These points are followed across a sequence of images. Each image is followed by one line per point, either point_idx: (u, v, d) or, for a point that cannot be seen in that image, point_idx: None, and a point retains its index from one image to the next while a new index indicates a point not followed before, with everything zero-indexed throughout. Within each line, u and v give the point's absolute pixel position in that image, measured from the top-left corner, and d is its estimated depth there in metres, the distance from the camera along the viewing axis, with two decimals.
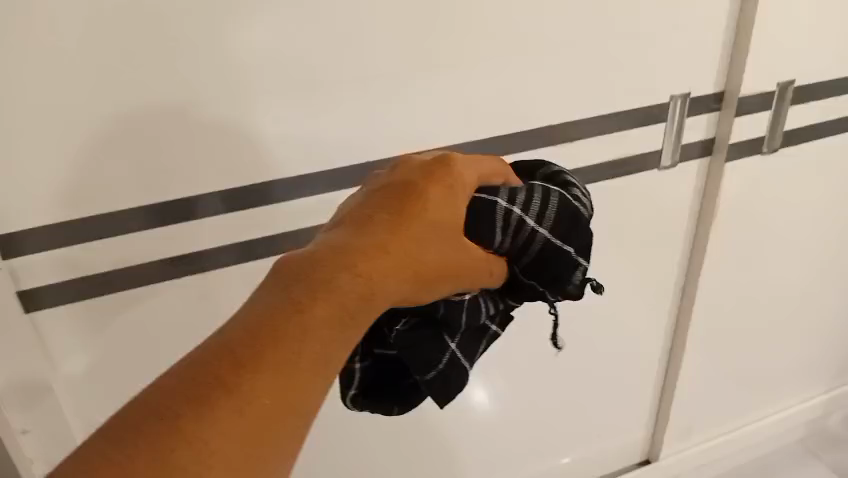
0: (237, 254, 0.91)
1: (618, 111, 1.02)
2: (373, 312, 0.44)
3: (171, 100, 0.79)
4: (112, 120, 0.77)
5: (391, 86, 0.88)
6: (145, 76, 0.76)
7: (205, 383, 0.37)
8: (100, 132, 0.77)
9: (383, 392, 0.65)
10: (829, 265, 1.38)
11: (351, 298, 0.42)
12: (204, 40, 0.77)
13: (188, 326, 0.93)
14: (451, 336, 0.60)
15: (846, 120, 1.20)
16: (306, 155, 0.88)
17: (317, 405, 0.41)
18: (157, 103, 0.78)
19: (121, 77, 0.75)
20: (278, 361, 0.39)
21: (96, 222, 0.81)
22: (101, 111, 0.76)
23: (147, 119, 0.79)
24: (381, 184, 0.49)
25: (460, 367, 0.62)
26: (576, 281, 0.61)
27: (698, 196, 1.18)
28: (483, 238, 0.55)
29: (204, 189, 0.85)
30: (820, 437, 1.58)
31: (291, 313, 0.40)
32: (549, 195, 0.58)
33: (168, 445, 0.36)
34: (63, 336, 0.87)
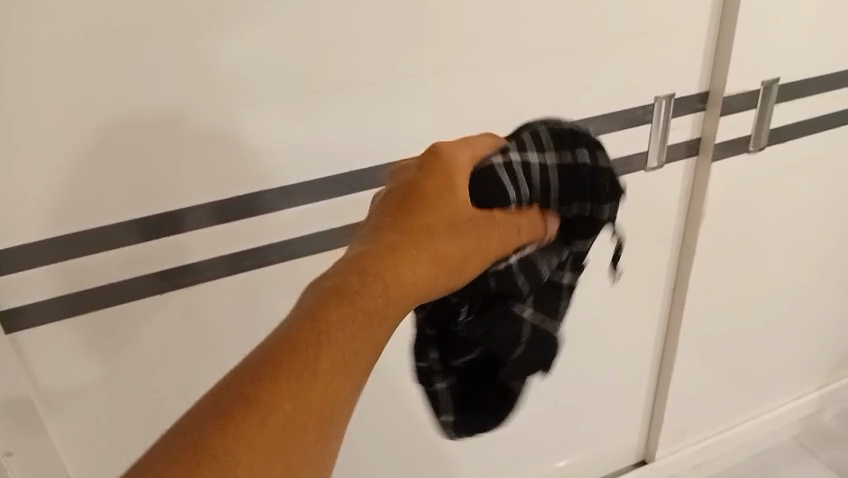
0: (225, 266, 0.90)
1: (603, 114, 1.02)
2: (396, 311, 0.47)
3: (164, 109, 0.78)
4: (96, 134, 0.76)
5: (374, 95, 0.88)
6: (138, 86, 0.76)
7: (230, 396, 0.40)
8: (84, 146, 0.77)
9: (480, 404, 0.74)
10: (819, 262, 1.39)
11: (371, 301, 0.45)
12: (186, 52, 0.77)
13: (179, 340, 0.92)
14: (520, 303, 0.65)
15: (830, 117, 1.21)
16: (292, 166, 0.88)
17: (343, 406, 0.43)
18: (141, 116, 0.78)
19: (104, 91, 0.75)
20: (298, 369, 0.41)
21: (81, 237, 0.81)
22: (95, 121, 0.76)
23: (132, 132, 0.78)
24: (390, 193, 0.52)
25: (544, 329, 0.69)
26: (610, 201, 0.64)
27: (686, 196, 1.18)
28: (506, 202, 0.56)
29: (190, 201, 0.84)
30: (815, 435, 1.58)
31: (313, 323, 0.43)
32: (534, 134, 0.62)
33: (196, 460, 0.38)
34: (51, 355, 0.86)
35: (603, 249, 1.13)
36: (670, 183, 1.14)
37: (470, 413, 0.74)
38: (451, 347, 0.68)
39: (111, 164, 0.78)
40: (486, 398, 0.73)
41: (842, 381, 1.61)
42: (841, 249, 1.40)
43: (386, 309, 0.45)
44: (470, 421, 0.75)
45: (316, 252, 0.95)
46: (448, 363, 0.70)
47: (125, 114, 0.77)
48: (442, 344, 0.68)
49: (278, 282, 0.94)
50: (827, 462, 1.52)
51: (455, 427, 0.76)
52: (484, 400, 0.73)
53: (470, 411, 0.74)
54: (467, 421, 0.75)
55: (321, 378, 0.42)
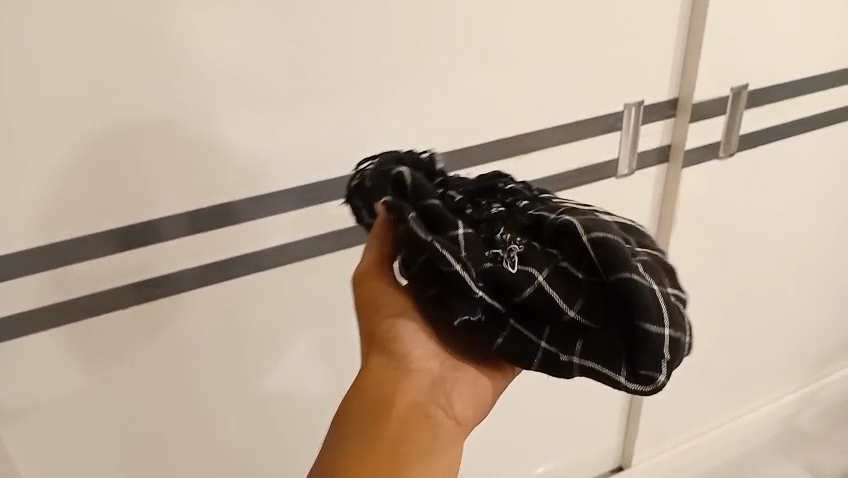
0: (193, 281, 0.87)
1: (573, 121, 1.02)
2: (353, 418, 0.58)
3: (132, 119, 0.77)
4: (55, 146, 0.75)
5: (343, 105, 0.86)
6: (105, 95, 0.75)
7: None
8: (44, 157, 0.75)
9: (635, 310, 0.52)
10: (792, 266, 1.39)
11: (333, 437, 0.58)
12: (148, 61, 0.75)
13: (150, 358, 0.89)
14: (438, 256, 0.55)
15: (800, 122, 1.22)
16: (258, 178, 0.85)
17: None
18: (102, 125, 0.76)
19: (62, 99, 0.73)
20: None
21: (42, 252, 0.78)
22: (64, 130, 0.74)
23: (94, 143, 0.76)
24: None
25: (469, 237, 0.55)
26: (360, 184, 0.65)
27: (658, 202, 1.18)
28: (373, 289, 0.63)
29: (157, 213, 0.82)
30: (795, 437, 1.58)
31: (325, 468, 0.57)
32: None
33: None
34: (12, 375, 0.83)
35: (610, 189, 1.10)
36: (641, 189, 1.14)
37: (642, 334, 0.53)
38: (553, 322, 0.56)
39: (78, 176, 0.77)
40: (643, 289, 0.53)
41: (820, 383, 1.61)
42: (814, 252, 1.41)
43: (374, 414, 0.58)
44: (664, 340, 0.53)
45: (289, 263, 0.92)
46: (565, 334, 0.56)
47: (93, 124, 0.75)
48: (543, 337, 0.56)
49: (249, 294, 0.92)
50: (805, 464, 1.52)
51: (660, 362, 0.53)
52: (640, 303, 0.52)
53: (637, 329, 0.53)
54: (664, 344, 0.53)
55: None
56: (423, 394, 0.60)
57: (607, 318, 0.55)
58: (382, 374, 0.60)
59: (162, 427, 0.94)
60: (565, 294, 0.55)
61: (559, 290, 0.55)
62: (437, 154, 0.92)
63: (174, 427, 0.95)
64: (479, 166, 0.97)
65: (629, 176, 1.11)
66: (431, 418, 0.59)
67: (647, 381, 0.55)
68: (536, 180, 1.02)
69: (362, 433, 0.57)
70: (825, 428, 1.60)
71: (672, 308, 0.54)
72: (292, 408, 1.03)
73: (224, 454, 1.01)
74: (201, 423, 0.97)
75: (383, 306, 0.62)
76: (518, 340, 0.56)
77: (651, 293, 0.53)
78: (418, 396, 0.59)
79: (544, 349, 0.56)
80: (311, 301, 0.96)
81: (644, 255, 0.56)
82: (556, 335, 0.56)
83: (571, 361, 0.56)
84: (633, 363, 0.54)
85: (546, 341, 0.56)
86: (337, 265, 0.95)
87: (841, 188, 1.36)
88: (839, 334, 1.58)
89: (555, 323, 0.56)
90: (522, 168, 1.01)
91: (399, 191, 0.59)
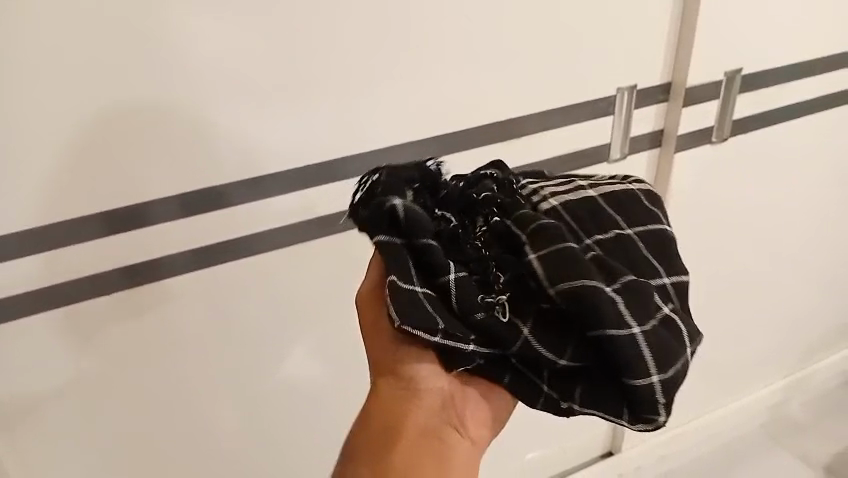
0: (183, 267, 0.86)
1: (566, 106, 1.01)
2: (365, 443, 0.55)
3: (121, 99, 0.74)
4: (41, 126, 0.72)
5: (335, 88, 0.84)
6: (90, 76, 0.72)
7: None
8: (29, 139, 0.72)
9: (621, 365, 0.52)
10: (784, 254, 1.39)
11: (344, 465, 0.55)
12: (138, 40, 0.73)
13: (141, 343, 0.88)
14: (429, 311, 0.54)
15: (793, 108, 1.21)
16: (247, 162, 0.83)
17: None
18: (90, 105, 0.73)
19: (48, 78, 0.71)
20: None
21: (26, 236, 0.76)
22: (47, 111, 0.72)
23: (82, 123, 0.74)
24: None
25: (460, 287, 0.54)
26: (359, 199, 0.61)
27: (649, 187, 1.17)
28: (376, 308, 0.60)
29: (147, 196, 0.80)
30: (783, 423, 1.59)
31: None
32: None
33: None
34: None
35: (603, 174, 1.09)
36: (633, 175, 1.13)
37: (633, 385, 0.53)
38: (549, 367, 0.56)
39: (61, 159, 0.74)
40: (624, 344, 0.52)
41: (806, 371, 1.62)
42: (806, 239, 1.41)
43: (386, 442, 0.54)
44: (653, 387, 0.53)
45: (277, 250, 0.90)
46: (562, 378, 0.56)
47: (78, 105, 0.73)
48: (544, 380, 0.57)
49: (238, 283, 0.90)
50: (793, 450, 1.53)
51: (657, 405, 0.54)
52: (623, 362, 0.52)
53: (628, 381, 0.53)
54: (655, 392, 0.53)
55: None
56: (431, 418, 0.56)
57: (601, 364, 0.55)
58: (391, 401, 0.56)
59: (149, 419, 0.92)
60: (555, 343, 0.54)
61: (549, 338, 0.54)
62: (426, 140, 0.93)
63: (162, 419, 0.93)
64: (470, 151, 0.96)
65: (621, 161, 1.10)
66: (446, 444, 0.56)
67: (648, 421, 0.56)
68: (528, 165, 1.01)
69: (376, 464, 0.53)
70: (812, 416, 1.60)
71: (663, 357, 0.53)
72: (279, 396, 1.01)
73: (214, 447, 1.00)
74: (190, 415, 0.95)
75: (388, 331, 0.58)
76: (520, 382, 0.57)
77: (634, 346, 0.52)
78: (430, 423, 0.56)
79: (546, 392, 0.57)
80: (301, 288, 0.95)
81: (623, 275, 0.54)
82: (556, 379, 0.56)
83: (572, 406, 0.57)
84: (632, 408, 0.55)
85: (547, 385, 0.56)
86: (326, 252, 0.94)
87: (831, 176, 1.36)
88: (829, 322, 1.59)
89: (551, 368, 0.56)
90: (514, 153, 1.00)
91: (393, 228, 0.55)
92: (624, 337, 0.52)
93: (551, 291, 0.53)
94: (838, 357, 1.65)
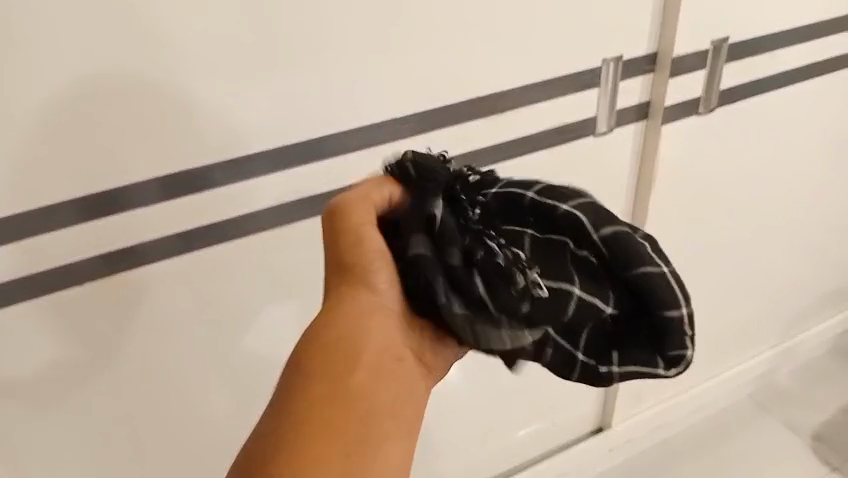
0: (166, 251, 0.83)
1: (551, 78, 0.99)
2: (326, 357, 0.49)
3: (98, 78, 0.72)
4: (12, 107, 0.70)
5: (315, 64, 0.82)
6: (62, 55, 0.70)
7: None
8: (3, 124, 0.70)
9: (629, 259, 0.55)
10: (771, 224, 1.39)
11: (307, 382, 0.48)
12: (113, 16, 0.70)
13: (126, 328, 0.85)
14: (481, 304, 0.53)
15: (778, 77, 1.20)
16: (228, 143, 0.81)
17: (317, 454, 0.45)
18: (65, 85, 0.71)
19: (22, 56, 0.68)
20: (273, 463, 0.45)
21: (4, 225, 0.74)
22: (13, 93, 0.69)
23: (57, 102, 0.71)
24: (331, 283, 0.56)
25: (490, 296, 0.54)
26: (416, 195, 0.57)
27: (636, 160, 1.15)
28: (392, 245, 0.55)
29: (129, 179, 0.78)
30: (771, 393, 1.59)
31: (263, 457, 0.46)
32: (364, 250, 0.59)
33: None
34: None
35: (590, 148, 1.08)
36: (619, 148, 1.11)
37: (668, 318, 0.55)
38: (592, 327, 0.57)
39: (38, 142, 0.72)
40: (654, 280, 0.54)
41: (794, 341, 1.62)
42: (792, 209, 1.40)
43: (344, 366, 0.49)
44: (662, 274, 0.55)
45: (259, 232, 0.88)
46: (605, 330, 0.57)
47: (46, 86, 0.70)
48: (580, 347, 0.57)
49: (221, 267, 0.88)
50: (781, 419, 1.53)
51: (685, 338, 0.55)
52: (658, 297, 0.54)
53: (634, 276, 0.55)
54: (685, 325, 0.55)
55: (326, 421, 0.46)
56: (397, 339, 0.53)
57: (630, 314, 0.57)
58: (327, 341, 0.50)
59: (132, 406, 0.91)
60: (592, 282, 0.56)
61: (587, 279, 0.57)
62: (408, 115, 0.90)
63: (149, 405, 0.92)
64: (452, 126, 0.94)
65: (607, 134, 1.09)
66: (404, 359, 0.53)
67: (677, 362, 0.56)
68: (512, 139, 0.99)
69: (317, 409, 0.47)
70: (799, 385, 1.61)
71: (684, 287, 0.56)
72: (262, 380, 0.99)
73: (199, 432, 0.98)
74: (176, 400, 0.93)
75: (364, 264, 0.53)
76: (561, 356, 0.56)
77: (661, 277, 0.55)
78: (381, 348, 0.51)
79: (581, 359, 0.57)
80: (285, 271, 0.93)
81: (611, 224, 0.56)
82: (589, 353, 0.57)
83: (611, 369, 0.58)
84: (661, 348, 0.56)
85: (583, 352, 0.57)
86: (309, 233, 0.92)
87: (818, 146, 1.35)
88: (816, 292, 1.59)
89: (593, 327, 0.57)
90: (497, 128, 0.98)
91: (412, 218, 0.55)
92: (617, 235, 0.55)
93: (563, 208, 0.56)
94: (823, 326, 1.66)
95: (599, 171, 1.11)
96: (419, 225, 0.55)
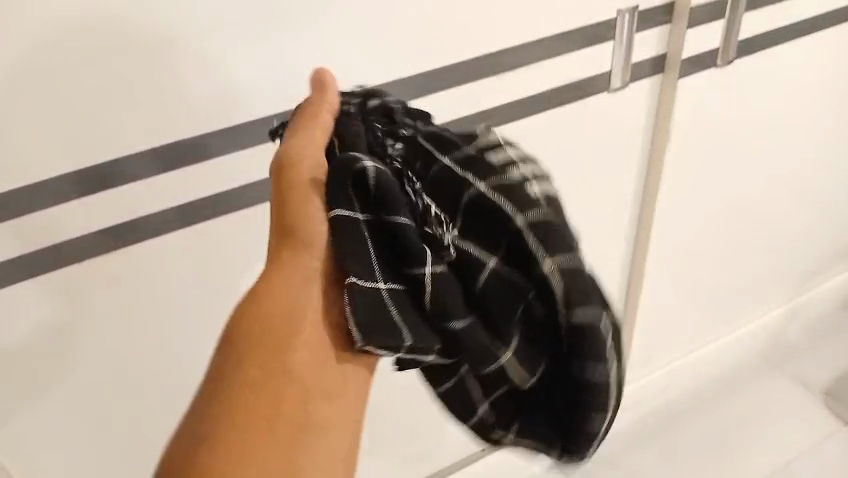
0: (170, 222, 0.80)
1: (564, 31, 0.94)
2: (269, 339, 0.51)
3: (94, 45, 0.67)
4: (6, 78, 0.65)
5: (323, 24, 0.78)
6: (55, 22, 0.65)
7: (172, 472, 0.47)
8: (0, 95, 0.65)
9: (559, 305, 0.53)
10: (785, 177, 1.36)
11: (249, 371, 0.49)
12: None
13: (132, 301, 0.83)
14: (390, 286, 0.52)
15: (796, 26, 1.16)
16: (232, 107, 0.77)
17: (253, 444, 0.47)
18: (60, 54, 0.66)
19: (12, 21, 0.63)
20: (213, 450, 0.46)
21: (8, 200, 0.70)
22: (5, 67, 0.65)
23: (51, 71, 0.66)
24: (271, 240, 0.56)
25: (415, 278, 0.52)
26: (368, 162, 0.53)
27: (652, 115, 1.11)
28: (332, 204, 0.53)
29: (130, 150, 0.74)
30: (783, 350, 1.58)
31: (196, 440, 0.47)
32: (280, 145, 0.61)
33: None
34: None
35: (605, 103, 1.04)
36: (632, 105, 1.08)
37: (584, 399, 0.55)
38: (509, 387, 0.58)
39: (33, 115, 0.68)
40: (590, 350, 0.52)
41: (808, 295, 1.60)
42: (807, 161, 1.37)
43: (280, 343, 0.50)
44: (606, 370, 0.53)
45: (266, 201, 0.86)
46: (507, 409, 0.59)
47: (38, 58, 0.65)
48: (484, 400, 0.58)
49: (221, 238, 0.85)
50: (791, 375, 1.52)
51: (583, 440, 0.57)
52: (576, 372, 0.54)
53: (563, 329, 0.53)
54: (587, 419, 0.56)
55: (258, 408, 0.48)
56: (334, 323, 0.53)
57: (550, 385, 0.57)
58: (263, 329, 0.51)
59: (139, 377, 0.89)
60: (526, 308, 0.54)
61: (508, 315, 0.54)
62: (420, 75, 0.86)
63: (156, 373, 0.90)
64: (465, 86, 0.90)
65: (622, 88, 1.04)
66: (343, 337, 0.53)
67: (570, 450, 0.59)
68: (523, 99, 0.96)
69: (245, 401, 0.48)
70: (805, 339, 1.59)
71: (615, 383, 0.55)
72: None
73: None
74: (182, 368, 0.92)
75: (305, 228, 0.54)
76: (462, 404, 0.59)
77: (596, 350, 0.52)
78: (319, 340, 0.52)
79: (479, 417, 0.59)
80: None
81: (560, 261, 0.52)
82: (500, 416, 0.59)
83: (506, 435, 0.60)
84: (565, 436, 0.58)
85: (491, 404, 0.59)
86: None
87: (835, 96, 1.31)
88: (829, 245, 1.56)
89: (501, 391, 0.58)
90: (511, 85, 0.94)
91: (360, 186, 0.53)
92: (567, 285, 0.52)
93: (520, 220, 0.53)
94: (839, 280, 1.63)
95: (614, 127, 1.08)
96: (359, 189, 0.53)
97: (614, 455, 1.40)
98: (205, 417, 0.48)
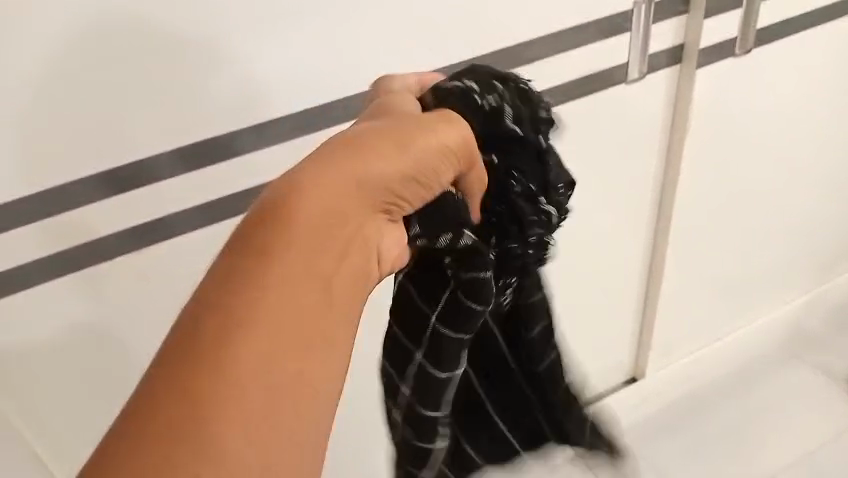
0: (194, 220, 0.82)
1: (580, 24, 0.94)
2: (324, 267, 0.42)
3: (120, 45, 0.68)
4: (35, 81, 0.66)
5: (339, 22, 0.78)
6: (82, 25, 0.66)
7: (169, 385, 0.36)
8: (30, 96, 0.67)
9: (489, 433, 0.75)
10: (805, 166, 1.35)
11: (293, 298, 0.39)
12: None
13: (160, 297, 0.85)
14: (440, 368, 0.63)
15: (814, 13, 1.15)
16: (251, 107, 0.78)
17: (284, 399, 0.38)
18: (87, 56, 0.67)
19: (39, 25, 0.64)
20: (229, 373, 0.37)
21: (37, 201, 0.72)
22: (36, 70, 0.66)
23: (78, 73, 0.68)
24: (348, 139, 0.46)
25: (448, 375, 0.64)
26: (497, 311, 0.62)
27: (670, 106, 1.11)
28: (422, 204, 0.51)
29: (156, 150, 0.75)
30: (805, 339, 1.56)
31: (193, 335, 0.38)
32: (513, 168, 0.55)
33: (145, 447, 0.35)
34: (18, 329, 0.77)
35: (622, 94, 1.04)
36: (650, 96, 1.07)
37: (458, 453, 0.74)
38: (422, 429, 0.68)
39: (63, 116, 0.69)
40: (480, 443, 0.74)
41: (828, 283, 1.59)
42: (827, 149, 1.35)
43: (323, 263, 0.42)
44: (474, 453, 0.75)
45: None
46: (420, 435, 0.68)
47: (67, 61, 0.67)
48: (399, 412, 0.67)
49: None
50: (813, 364, 1.51)
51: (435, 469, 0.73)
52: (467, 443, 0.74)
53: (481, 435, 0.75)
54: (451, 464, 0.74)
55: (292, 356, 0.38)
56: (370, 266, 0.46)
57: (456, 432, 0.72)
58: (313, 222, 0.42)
59: None
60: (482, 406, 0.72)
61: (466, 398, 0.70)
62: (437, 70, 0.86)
63: None
64: None
65: (639, 79, 1.04)
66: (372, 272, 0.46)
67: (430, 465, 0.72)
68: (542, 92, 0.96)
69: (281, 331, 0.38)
70: (831, 329, 1.57)
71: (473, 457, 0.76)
72: None
73: None
74: None
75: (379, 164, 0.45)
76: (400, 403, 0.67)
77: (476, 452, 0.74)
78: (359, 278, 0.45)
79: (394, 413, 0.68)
80: None
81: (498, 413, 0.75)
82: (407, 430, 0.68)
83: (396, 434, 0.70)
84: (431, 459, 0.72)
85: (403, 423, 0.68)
86: None
87: None
88: None
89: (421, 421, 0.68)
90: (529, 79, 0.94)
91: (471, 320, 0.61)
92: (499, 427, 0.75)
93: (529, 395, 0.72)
94: None
95: (632, 119, 1.08)
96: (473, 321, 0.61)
97: (636, 446, 1.39)
98: (230, 326, 0.38)
